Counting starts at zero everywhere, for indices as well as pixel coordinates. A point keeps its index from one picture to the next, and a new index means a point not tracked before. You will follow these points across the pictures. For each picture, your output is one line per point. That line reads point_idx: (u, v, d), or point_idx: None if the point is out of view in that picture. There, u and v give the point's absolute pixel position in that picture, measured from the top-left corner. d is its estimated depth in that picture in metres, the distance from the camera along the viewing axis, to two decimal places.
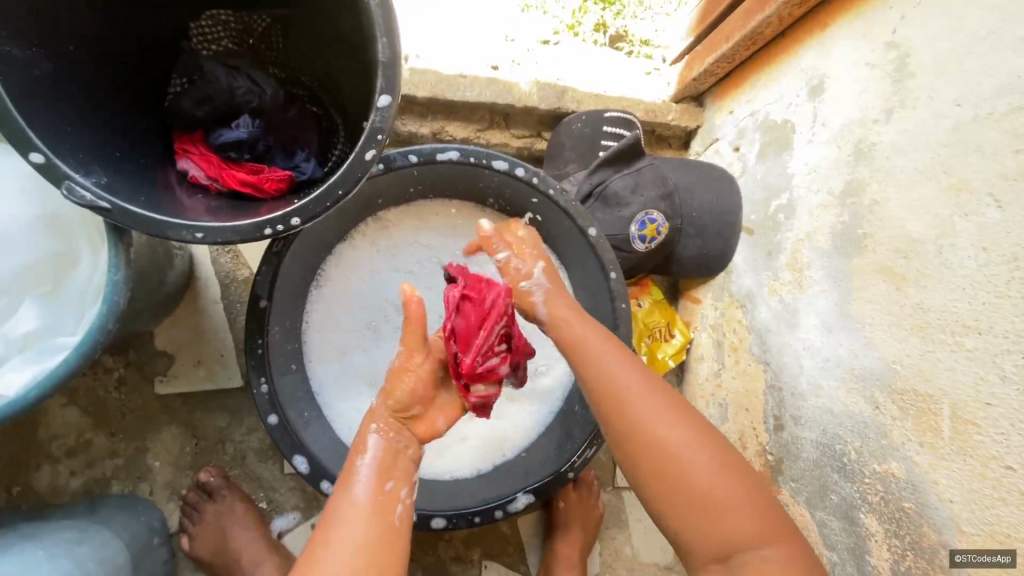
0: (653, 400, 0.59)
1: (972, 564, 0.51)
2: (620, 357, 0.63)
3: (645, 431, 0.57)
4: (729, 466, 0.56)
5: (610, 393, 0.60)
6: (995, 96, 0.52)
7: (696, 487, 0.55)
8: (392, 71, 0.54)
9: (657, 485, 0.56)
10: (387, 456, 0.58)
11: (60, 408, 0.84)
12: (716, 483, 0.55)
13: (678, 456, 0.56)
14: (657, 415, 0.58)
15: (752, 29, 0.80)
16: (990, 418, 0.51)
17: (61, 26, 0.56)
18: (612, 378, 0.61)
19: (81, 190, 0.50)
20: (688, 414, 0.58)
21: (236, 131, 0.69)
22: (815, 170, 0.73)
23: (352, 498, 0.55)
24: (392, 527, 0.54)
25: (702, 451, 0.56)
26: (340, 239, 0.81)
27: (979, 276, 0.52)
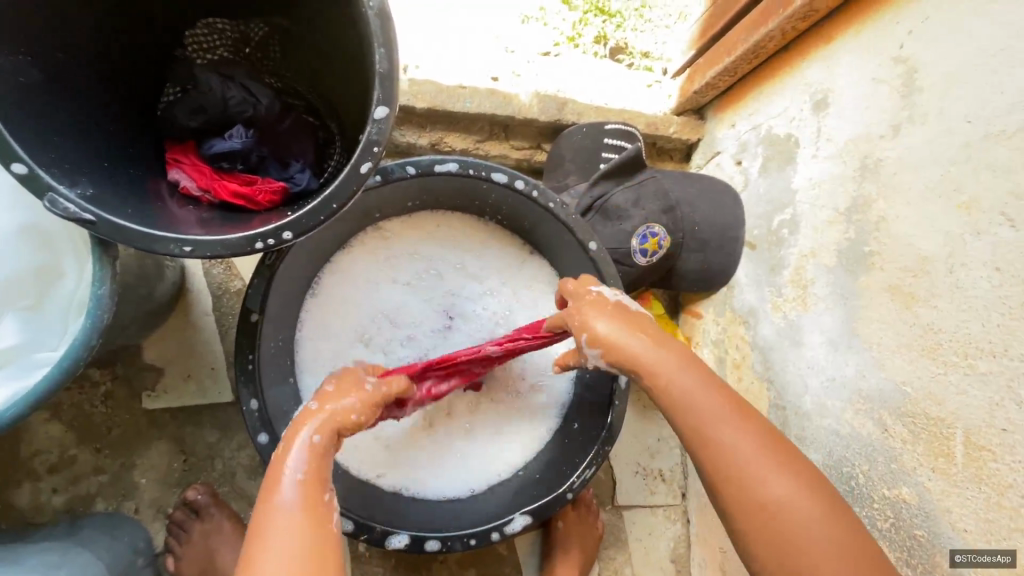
0: (754, 442, 0.53)
1: (973, 565, 0.51)
2: (704, 384, 0.57)
3: (746, 481, 0.52)
4: (834, 526, 0.50)
5: (703, 431, 0.55)
6: (1007, 113, 0.50)
7: (791, 536, 0.50)
8: (390, 82, 0.52)
9: (762, 543, 0.51)
10: (317, 459, 0.53)
11: (43, 423, 0.82)
12: (811, 536, 0.49)
13: (785, 511, 0.50)
14: (748, 454, 0.53)
15: (755, 43, 0.79)
16: (1005, 444, 0.49)
17: (50, 32, 0.55)
18: (707, 412, 0.55)
19: (65, 202, 0.48)
20: (792, 459, 0.53)
21: (230, 142, 0.68)
22: (820, 186, 0.72)
23: (278, 506, 0.49)
24: (326, 534, 0.49)
25: (810, 510, 0.50)
26: (338, 247, 0.81)
27: (993, 297, 0.50)
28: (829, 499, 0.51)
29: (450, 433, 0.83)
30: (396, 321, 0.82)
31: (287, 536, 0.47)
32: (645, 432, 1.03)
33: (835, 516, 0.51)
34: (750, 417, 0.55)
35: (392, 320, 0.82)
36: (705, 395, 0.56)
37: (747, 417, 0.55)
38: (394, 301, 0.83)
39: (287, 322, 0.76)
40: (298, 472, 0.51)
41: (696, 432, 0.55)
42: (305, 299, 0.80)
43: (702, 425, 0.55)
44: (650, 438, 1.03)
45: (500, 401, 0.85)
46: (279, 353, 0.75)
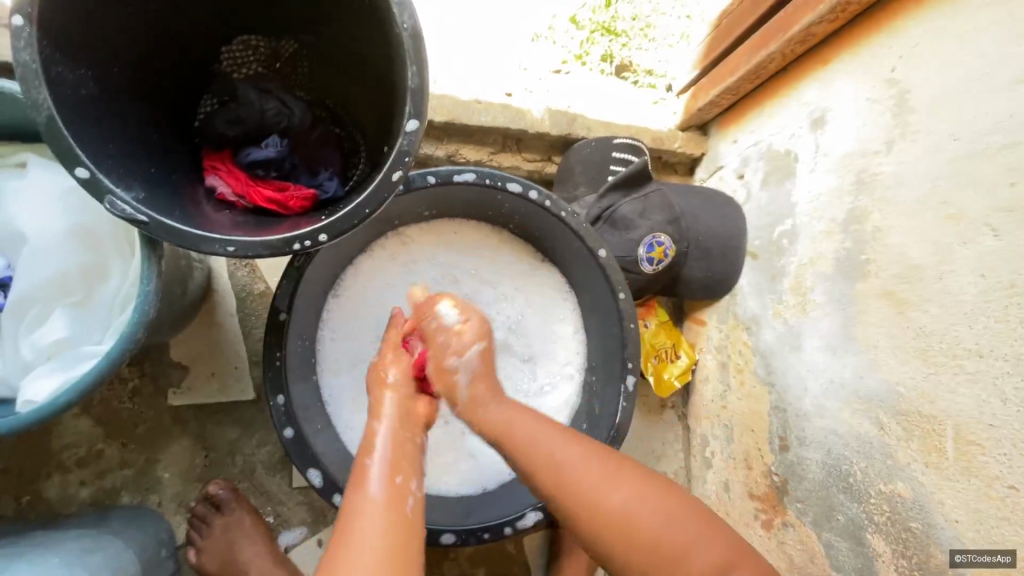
0: (579, 454, 0.56)
1: (972, 565, 0.53)
2: (538, 422, 0.59)
3: (590, 498, 0.53)
4: (675, 507, 0.54)
5: (551, 471, 0.55)
6: (990, 133, 0.55)
7: (651, 536, 0.52)
8: (420, 96, 0.57)
9: (617, 549, 0.53)
10: (397, 448, 0.57)
11: (72, 418, 0.85)
12: (665, 532, 0.52)
13: (627, 511, 0.53)
14: (594, 480, 0.54)
15: (756, 63, 0.84)
16: (992, 438, 0.52)
17: (106, 49, 0.59)
18: (539, 443, 0.57)
19: (122, 204, 0.52)
20: (621, 470, 0.55)
21: (266, 151, 0.72)
22: (818, 199, 0.76)
23: (368, 495, 0.52)
24: (410, 519, 0.52)
25: (651, 498, 0.54)
26: (360, 250, 0.85)
27: (979, 301, 0.54)
28: (670, 492, 0.55)
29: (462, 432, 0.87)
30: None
31: (375, 526, 0.50)
32: (650, 435, 1.06)
33: (679, 504, 0.54)
34: (563, 430, 0.58)
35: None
36: (524, 423, 0.59)
37: (569, 441, 0.57)
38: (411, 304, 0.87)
39: (310, 323, 0.80)
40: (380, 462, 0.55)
41: (549, 471, 0.55)
42: (326, 301, 0.84)
43: (551, 458, 0.56)
44: (655, 441, 1.06)
45: (511, 402, 0.88)
46: (303, 351, 0.78)
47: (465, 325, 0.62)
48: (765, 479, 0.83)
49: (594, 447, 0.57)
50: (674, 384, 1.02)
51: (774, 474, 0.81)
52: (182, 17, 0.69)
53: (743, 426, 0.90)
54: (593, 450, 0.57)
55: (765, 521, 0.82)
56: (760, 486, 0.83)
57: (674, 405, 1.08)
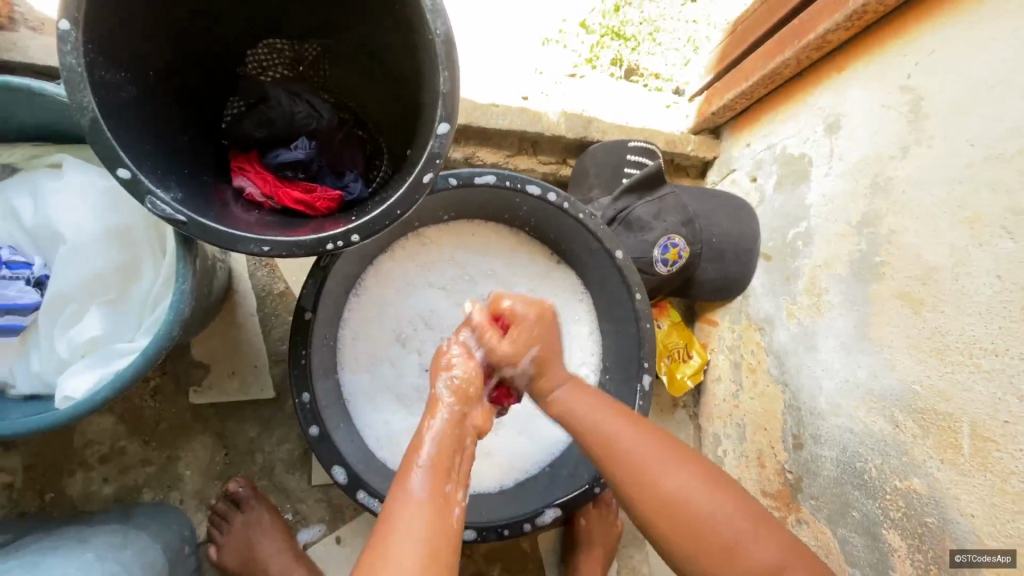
0: (639, 436, 0.61)
1: (974, 564, 0.56)
2: (613, 411, 0.63)
3: (647, 482, 0.58)
4: (722, 493, 0.58)
5: (608, 445, 0.61)
6: (1006, 138, 0.56)
7: (699, 519, 0.56)
8: (451, 101, 0.58)
9: (671, 532, 0.57)
10: (446, 451, 0.55)
11: (95, 416, 0.86)
12: (714, 518, 0.56)
13: (682, 494, 0.57)
14: (653, 463, 0.59)
15: (771, 69, 0.85)
16: (1008, 435, 0.54)
17: (141, 51, 0.60)
18: (601, 422, 0.62)
19: (162, 204, 0.54)
20: (684, 459, 0.60)
21: (294, 153, 0.73)
22: (832, 202, 0.78)
23: (411, 495, 0.52)
24: (451, 528, 0.51)
25: (702, 486, 0.58)
26: (381, 251, 0.86)
27: (995, 302, 0.56)
28: (728, 485, 0.59)
29: None
30: (429, 323, 0.88)
31: (415, 528, 0.50)
32: None
33: (736, 496, 0.58)
34: (626, 415, 0.63)
35: (426, 322, 0.88)
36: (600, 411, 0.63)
37: (639, 426, 0.62)
38: (428, 304, 0.88)
39: (333, 322, 0.81)
40: (431, 465, 0.53)
41: (604, 445, 0.61)
42: (347, 300, 0.85)
43: (608, 438, 0.61)
44: None
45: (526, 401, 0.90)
46: (326, 349, 0.80)
47: (507, 346, 0.63)
48: (779, 477, 0.84)
49: (656, 439, 0.61)
50: (686, 383, 1.04)
51: (788, 472, 0.82)
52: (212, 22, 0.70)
53: (756, 424, 0.91)
54: (666, 440, 0.62)
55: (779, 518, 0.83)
56: (774, 484, 0.85)
57: (685, 405, 1.10)
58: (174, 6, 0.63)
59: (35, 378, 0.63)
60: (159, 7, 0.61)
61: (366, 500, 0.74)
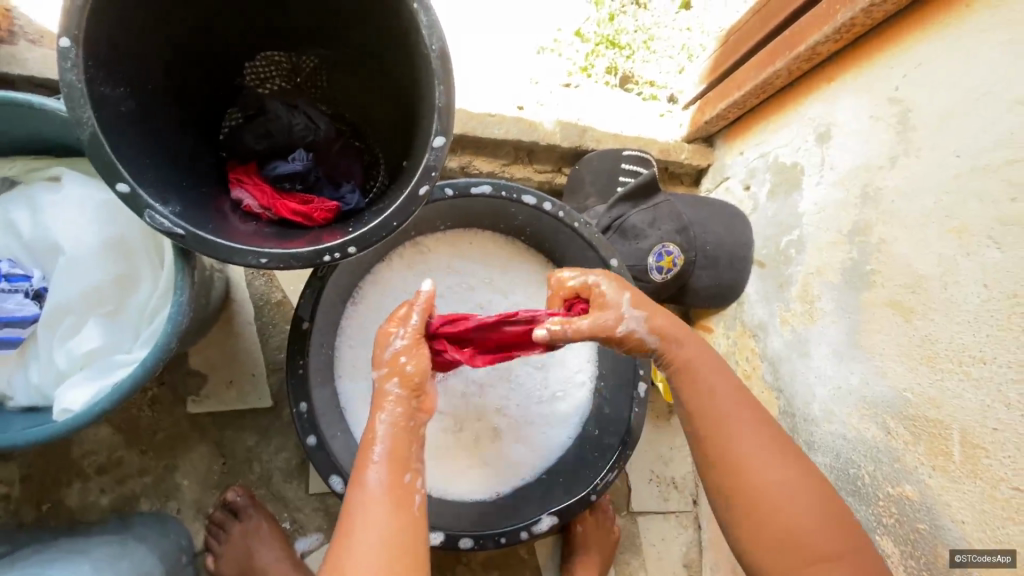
0: (754, 426, 0.61)
1: (972, 564, 0.56)
2: (735, 389, 0.63)
3: (746, 458, 0.59)
4: (812, 488, 0.58)
5: (718, 420, 0.62)
6: (992, 149, 0.58)
7: (793, 518, 0.57)
8: (447, 114, 0.59)
9: (757, 523, 0.58)
10: (399, 442, 0.57)
11: (92, 426, 0.86)
12: (811, 520, 0.57)
13: (775, 479, 0.58)
14: (764, 455, 0.59)
15: (763, 80, 0.87)
16: (997, 441, 0.55)
17: (140, 65, 0.61)
18: (720, 398, 0.63)
19: (161, 218, 0.54)
20: (792, 458, 0.60)
21: (293, 164, 0.74)
22: (824, 210, 0.79)
23: (369, 492, 0.54)
24: (414, 517, 0.55)
25: (801, 480, 0.59)
26: (378, 259, 0.87)
27: (982, 310, 0.57)
28: (829, 496, 0.59)
29: (477, 438, 0.87)
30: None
31: (376, 527, 0.53)
32: (658, 441, 1.08)
33: (835, 511, 0.58)
34: (752, 402, 0.63)
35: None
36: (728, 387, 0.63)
37: (766, 417, 0.62)
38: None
39: (330, 331, 0.82)
40: (385, 460, 0.56)
41: (714, 422, 0.62)
42: (344, 309, 0.86)
43: (721, 414, 0.62)
44: (664, 446, 1.08)
45: (524, 408, 0.90)
46: (324, 357, 0.80)
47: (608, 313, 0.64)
48: None
49: (766, 425, 0.62)
50: None
51: None
52: (211, 35, 0.70)
53: None
54: (784, 438, 0.61)
55: None
56: None
57: None
58: (173, 21, 0.64)
59: (33, 390, 0.64)
60: (158, 22, 0.61)
61: None
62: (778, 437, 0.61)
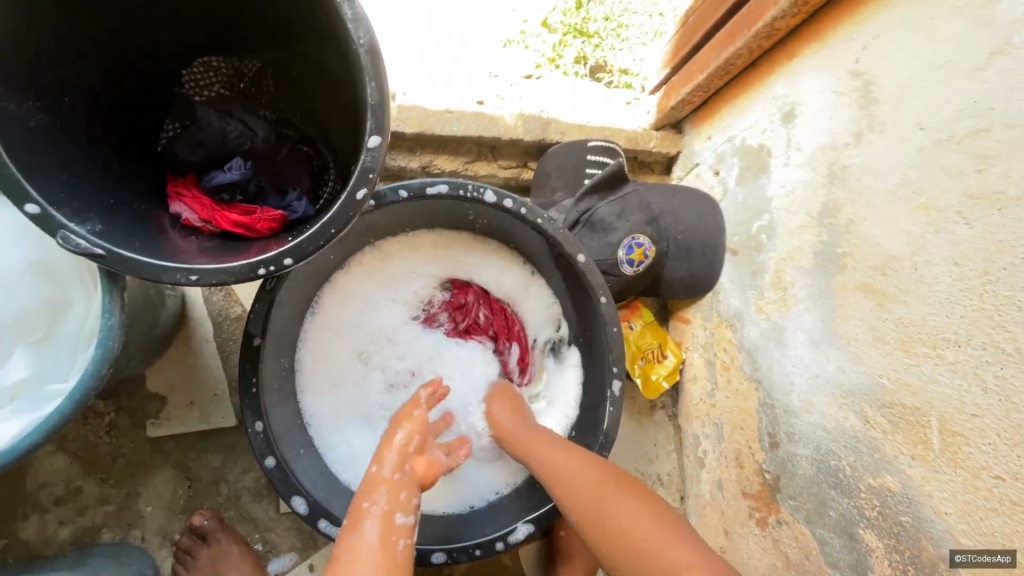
0: (569, 454, 0.68)
1: (972, 564, 0.51)
2: (548, 437, 0.71)
3: (583, 490, 0.63)
4: (632, 492, 0.63)
5: (545, 467, 0.68)
6: (956, 120, 0.54)
7: (614, 518, 0.60)
8: (381, 112, 0.55)
9: (598, 534, 0.60)
10: (394, 495, 0.60)
11: (47, 456, 0.83)
12: (625, 517, 0.60)
13: (612, 511, 0.61)
14: (580, 475, 0.65)
15: (724, 60, 0.84)
16: (976, 428, 0.52)
17: (50, 77, 0.58)
18: (537, 446, 0.70)
19: (77, 238, 0.51)
20: (604, 468, 0.66)
21: (230, 174, 0.71)
22: (792, 193, 0.76)
23: (363, 539, 0.56)
24: (398, 561, 0.56)
25: (642, 511, 0.60)
26: (339, 267, 0.84)
27: (954, 290, 0.54)
28: (648, 495, 0.63)
29: None
30: (392, 339, 0.86)
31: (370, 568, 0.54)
32: (641, 437, 1.06)
33: (650, 502, 0.62)
34: (564, 444, 0.70)
35: (390, 338, 0.86)
36: (535, 439, 0.71)
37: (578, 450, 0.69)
38: (392, 320, 0.86)
39: (288, 345, 0.79)
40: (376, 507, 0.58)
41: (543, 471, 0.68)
42: (304, 318, 0.82)
43: (541, 463, 0.68)
44: (647, 442, 1.06)
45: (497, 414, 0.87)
46: (281, 371, 0.77)
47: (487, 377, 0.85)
48: (757, 477, 0.82)
49: (582, 452, 0.68)
50: (661, 384, 1.02)
51: (766, 471, 0.80)
52: (138, 43, 0.67)
53: (733, 424, 0.89)
54: (591, 456, 0.68)
55: (759, 519, 0.81)
56: (752, 485, 0.82)
57: (664, 406, 1.08)
58: (88, 30, 0.61)
59: None
60: (69, 31, 0.58)
61: (329, 529, 0.71)
62: (585, 456, 0.68)
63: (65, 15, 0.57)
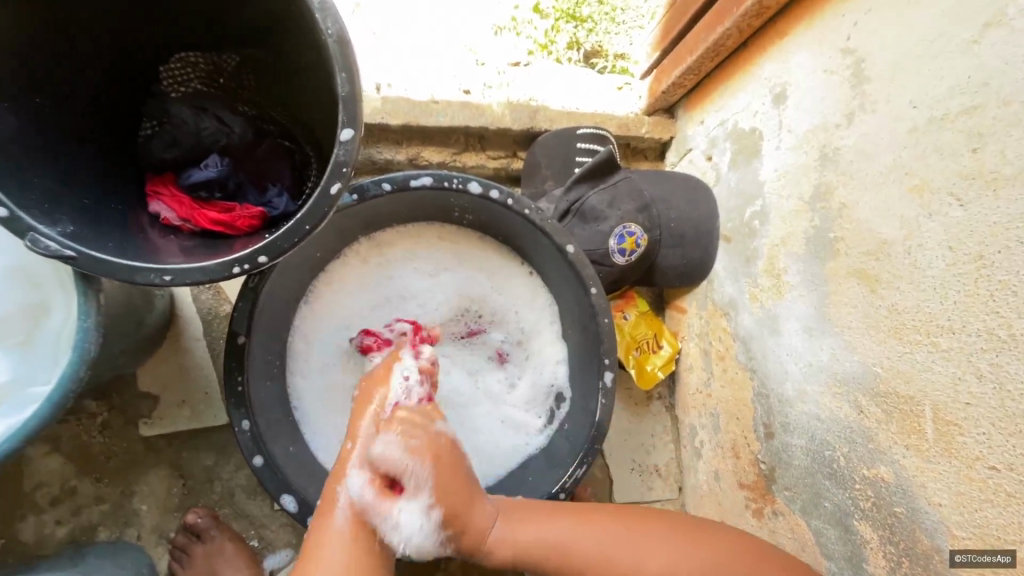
0: (583, 529, 0.62)
1: (974, 565, 0.49)
2: (541, 516, 0.63)
3: (625, 563, 0.60)
4: (676, 541, 0.61)
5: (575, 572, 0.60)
6: (948, 98, 0.52)
7: (684, 574, 0.59)
8: (353, 104, 0.54)
9: None
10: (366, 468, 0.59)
11: (43, 456, 0.83)
12: (695, 571, 0.59)
13: (668, 567, 0.59)
14: (613, 544, 0.61)
15: (713, 41, 0.81)
16: (970, 418, 0.50)
17: (22, 80, 0.57)
18: (540, 534, 0.61)
19: (46, 241, 0.50)
20: (625, 517, 0.63)
21: (206, 171, 0.70)
22: (784, 176, 0.73)
23: (332, 525, 0.57)
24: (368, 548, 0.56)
25: (686, 552, 0.60)
26: (334, 256, 0.83)
27: (947, 275, 0.52)
28: (685, 527, 0.63)
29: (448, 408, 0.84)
30: (404, 296, 0.85)
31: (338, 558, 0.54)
32: (638, 428, 1.05)
33: (695, 537, 0.62)
34: (563, 514, 0.64)
35: (402, 298, 0.85)
36: (525, 529, 0.62)
37: (581, 517, 0.63)
38: (402, 285, 0.85)
39: (275, 342, 0.78)
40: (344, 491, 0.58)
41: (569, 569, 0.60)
42: (300, 306, 0.82)
43: (569, 571, 0.60)
44: (644, 433, 1.05)
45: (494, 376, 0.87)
46: (269, 368, 0.77)
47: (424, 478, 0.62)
48: (753, 467, 0.80)
49: (592, 514, 0.64)
50: (657, 375, 1.00)
51: (761, 462, 0.79)
52: (114, 50, 0.67)
53: (729, 414, 0.87)
54: (602, 514, 0.64)
55: (755, 510, 0.79)
56: (748, 475, 0.81)
57: (660, 396, 1.07)
58: (65, 33, 0.60)
59: None
60: (45, 36, 0.58)
61: None
62: (598, 520, 0.63)
63: (43, 16, 0.57)
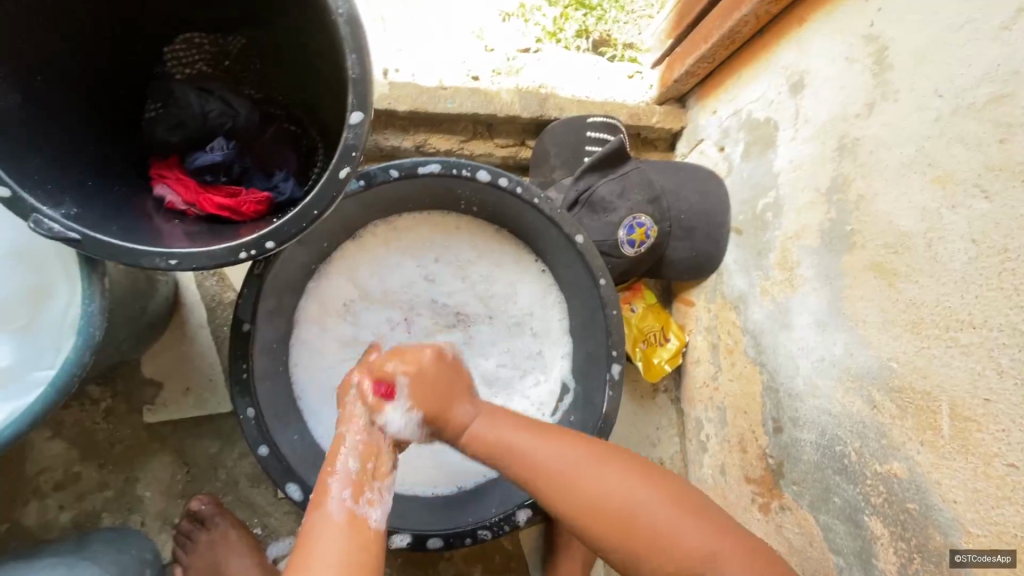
0: (571, 450, 0.59)
1: (974, 564, 0.50)
2: (529, 433, 0.60)
3: (588, 493, 0.57)
4: (655, 486, 0.58)
5: (547, 479, 0.58)
6: (976, 86, 0.51)
7: (647, 520, 0.55)
8: (363, 87, 0.52)
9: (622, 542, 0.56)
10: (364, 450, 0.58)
11: (45, 441, 0.83)
12: (667, 521, 0.55)
13: (626, 504, 0.56)
14: (589, 476, 0.57)
15: (730, 28, 0.80)
16: (990, 415, 0.49)
17: (36, 64, 0.57)
18: (523, 447, 0.59)
19: (50, 222, 0.50)
20: (616, 456, 0.60)
21: (212, 154, 0.68)
22: (799, 168, 0.72)
23: (328, 515, 0.54)
24: (369, 540, 0.54)
25: (643, 487, 0.57)
26: (350, 235, 0.82)
27: (970, 269, 0.51)
28: (667, 480, 0.59)
29: None
30: (432, 280, 0.85)
31: (331, 548, 0.52)
32: (643, 422, 1.05)
33: (675, 491, 0.58)
34: (552, 433, 0.61)
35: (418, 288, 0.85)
36: (514, 437, 0.60)
37: (581, 445, 0.60)
38: (416, 273, 0.85)
39: (280, 330, 0.77)
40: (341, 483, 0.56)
41: (543, 477, 0.58)
42: (308, 286, 0.81)
43: (541, 468, 0.58)
44: (649, 426, 1.04)
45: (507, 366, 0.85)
46: (274, 355, 0.76)
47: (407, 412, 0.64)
48: (761, 462, 0.80)
49: (582, 442, 0.60)
50: (663, 368, 0.99)
51: (769, 457, 0.78)
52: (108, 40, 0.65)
53: (737, 408, 0.86)
54: (597, 448, 0.60)
55: (763, 504, 0.79)
56: (756, 469, 0.80)
57: (667, 389, 1.06)
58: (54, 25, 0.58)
59: None
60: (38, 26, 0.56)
61: None
62: (591, 453, 0.59)
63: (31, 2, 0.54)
